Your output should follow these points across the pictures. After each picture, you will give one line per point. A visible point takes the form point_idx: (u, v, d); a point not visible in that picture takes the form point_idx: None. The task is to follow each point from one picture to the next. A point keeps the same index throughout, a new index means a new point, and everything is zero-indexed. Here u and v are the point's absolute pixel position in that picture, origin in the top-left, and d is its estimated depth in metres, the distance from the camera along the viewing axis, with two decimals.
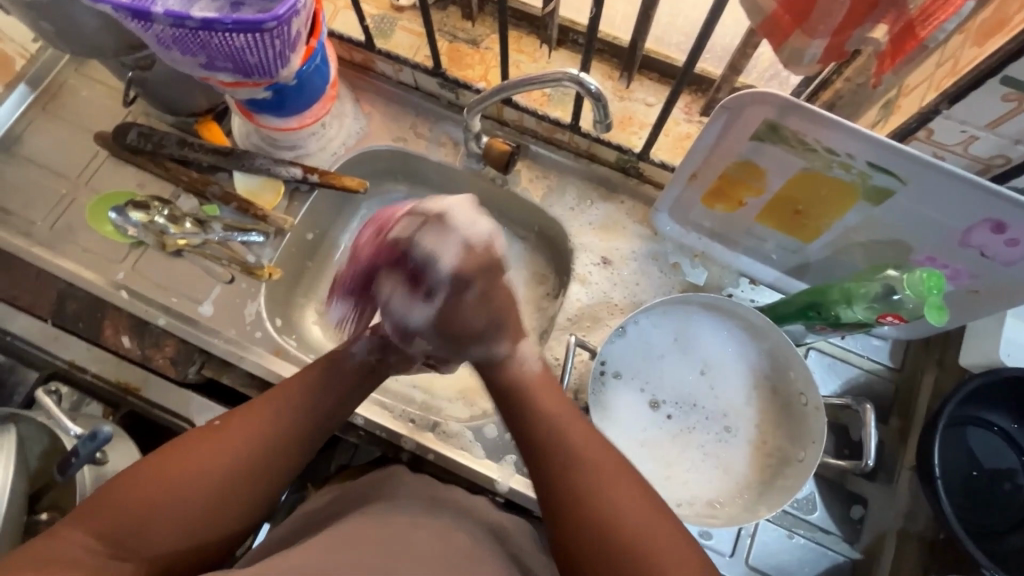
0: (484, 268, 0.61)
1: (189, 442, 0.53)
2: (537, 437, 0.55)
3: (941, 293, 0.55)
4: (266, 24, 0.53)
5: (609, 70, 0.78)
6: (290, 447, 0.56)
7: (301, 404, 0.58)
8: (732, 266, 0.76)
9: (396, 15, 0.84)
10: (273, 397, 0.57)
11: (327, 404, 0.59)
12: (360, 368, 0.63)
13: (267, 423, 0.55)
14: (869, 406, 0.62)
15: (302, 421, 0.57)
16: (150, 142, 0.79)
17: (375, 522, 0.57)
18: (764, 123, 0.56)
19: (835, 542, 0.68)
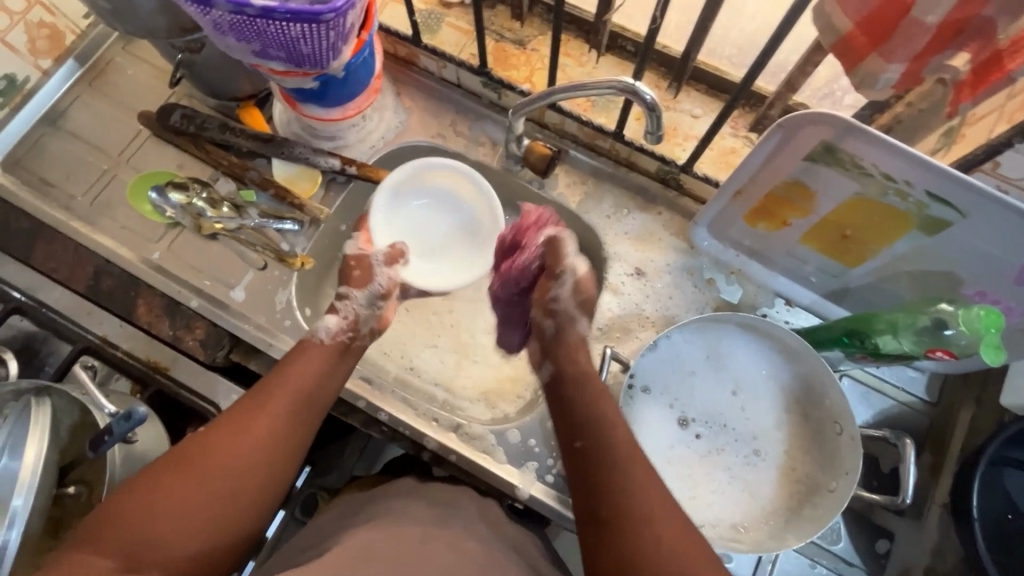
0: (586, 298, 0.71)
1: (186, 446, 0.53)
2: (595, 446, 0.54)
3: (999, 331, 0.53)
4: (324, 15, 0.52)
5: (657, 79, 0.77)
6: (287, 429, 0.58)
7: (289, 388, 0.60)
8: (768, 286, 0.75)
9: (444, 11, 0.84)
10: (257, 390, 0.59)
11: (314, 385, 0.62)
12: (333, 348, 0.66)
13: (259, 411, 0.57)
14: (910, 440, 0.61)
15: (294, 403, 0.59)
16: (192, 125, 0.79)
17: (388, 536, 0.58)
18: (821, 143, 0.55)
19: None
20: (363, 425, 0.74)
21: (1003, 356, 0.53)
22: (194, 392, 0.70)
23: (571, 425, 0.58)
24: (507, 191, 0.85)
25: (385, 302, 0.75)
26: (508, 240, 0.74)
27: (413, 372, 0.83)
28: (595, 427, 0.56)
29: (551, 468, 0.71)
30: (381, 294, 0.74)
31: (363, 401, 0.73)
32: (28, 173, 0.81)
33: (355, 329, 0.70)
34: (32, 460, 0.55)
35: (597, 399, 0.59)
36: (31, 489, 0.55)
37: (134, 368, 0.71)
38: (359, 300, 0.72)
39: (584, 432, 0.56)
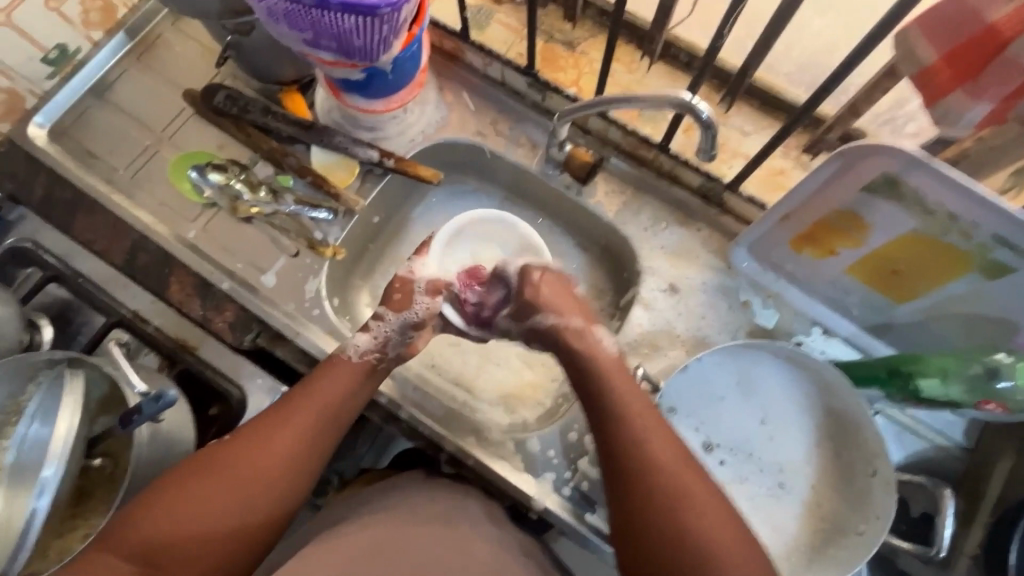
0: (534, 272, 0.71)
1: (206, 457, 0.55)
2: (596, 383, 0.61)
3: None
4: (380, 10, 0.51)
5: (707, 92, 0.75)
6: (305, 451, 0.58)
7: (310, 407, 0.60)
8: (806, 313, 0.72)
9: (495, 7, 0.83)
10: (284, 406, 0.60)
11: (338, 404, 0.61)
12: (360, 367, 0.64)
13: (282, 431, 0.58)
14: (947, 491, 0.59)
15: (316, 425, 0.59)
16: (235, 106, 0.79)
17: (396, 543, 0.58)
18: (883, 175, 0.52)
19: None
20: (382, 420, 0.75)
21: None
22: (219, 372, 0.71)
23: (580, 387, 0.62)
24: (542, 195, 0.84)
25: (415, 334, 0.70)
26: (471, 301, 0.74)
27: (434, 370, 0.83)
28: (598, 389, 0.60)
29: (567, 480, 0.70)
30: (415, 323, 0.70)
31: (386, 396, 0.73)
32: (74, 144, 0.82)
33: (383, 352, 0.67)
34: (64, 433, 0.56)
35: (607, 363, 0.62)
36: (61, 459, 0.56)
37: (163, 346, 0.73)
38: (392, 326, 0.69)
39: (588, 399, 0.61)
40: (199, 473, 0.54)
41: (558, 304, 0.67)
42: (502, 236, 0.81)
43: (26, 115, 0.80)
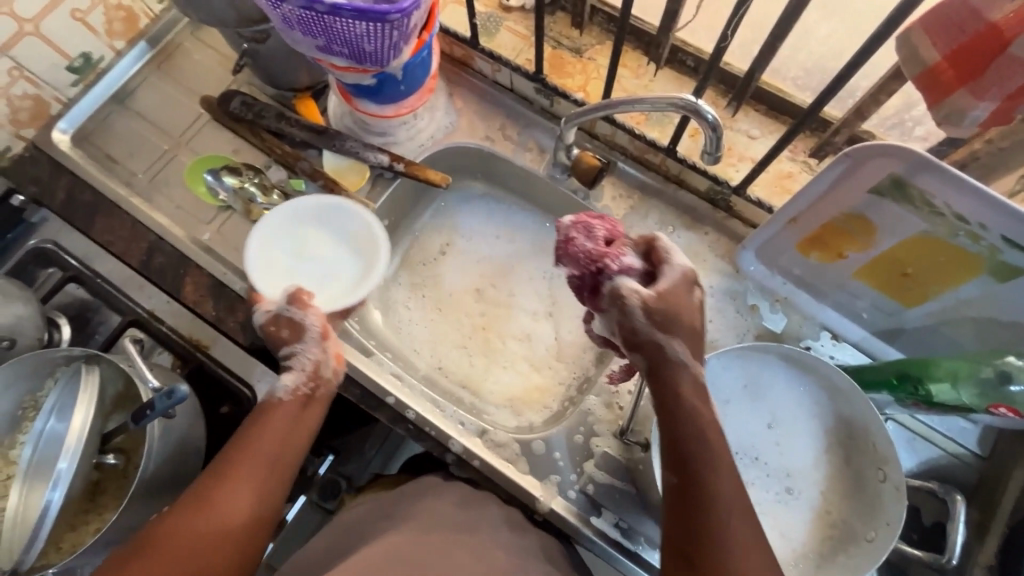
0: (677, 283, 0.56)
1: (148, 535, 0.50)
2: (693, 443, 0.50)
3: None
4: (390, 15, 0.53)
5: (713, 97, 0.75)
6: (260, 520, 0.53)
7: (257, 459, 0.55)
8: (815, 318, 0.72)
9: (503, 15, 0.84)
10: (219, 477, 0.53)
11: (282, 456, 0.57)
12: (295, 404, 0.60)
13: (231, 507, 0.52)
14: (960, 497, 0.59)
15: (263, 485, 0.54)
16: (251, 112, 0.82)
17: (416, 541, 0.59)
18: (889, 177, 0.52)
19: None
20: (390, 422, 0.72)
21: None
22: (231, 371, 0.74)
23: (672, 450, 0.51)
24: (550, 199, 0.85)
25: (328, 342, 0.65)
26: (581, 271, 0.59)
27: (442, 372, 0.84)
28: (702, 454, 0.50)
29: (573, 483, 0.70)
30: (321, 333, 0.65)
31: (393, 397, 0.72)
32: (96, 149, 0.85)
33: (317, 379, 0.63)
34: (78, 428, 0.58)
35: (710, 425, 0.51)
36: (75, 454, 0.57)
37: (178, 344, 0.74)
38: (308, 348, 0.64)
39: (692, 471, 0.49)
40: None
41: (693, 339, 0.55)
42: (328, 217, 0.78)
43: (50, 121, 0.83)
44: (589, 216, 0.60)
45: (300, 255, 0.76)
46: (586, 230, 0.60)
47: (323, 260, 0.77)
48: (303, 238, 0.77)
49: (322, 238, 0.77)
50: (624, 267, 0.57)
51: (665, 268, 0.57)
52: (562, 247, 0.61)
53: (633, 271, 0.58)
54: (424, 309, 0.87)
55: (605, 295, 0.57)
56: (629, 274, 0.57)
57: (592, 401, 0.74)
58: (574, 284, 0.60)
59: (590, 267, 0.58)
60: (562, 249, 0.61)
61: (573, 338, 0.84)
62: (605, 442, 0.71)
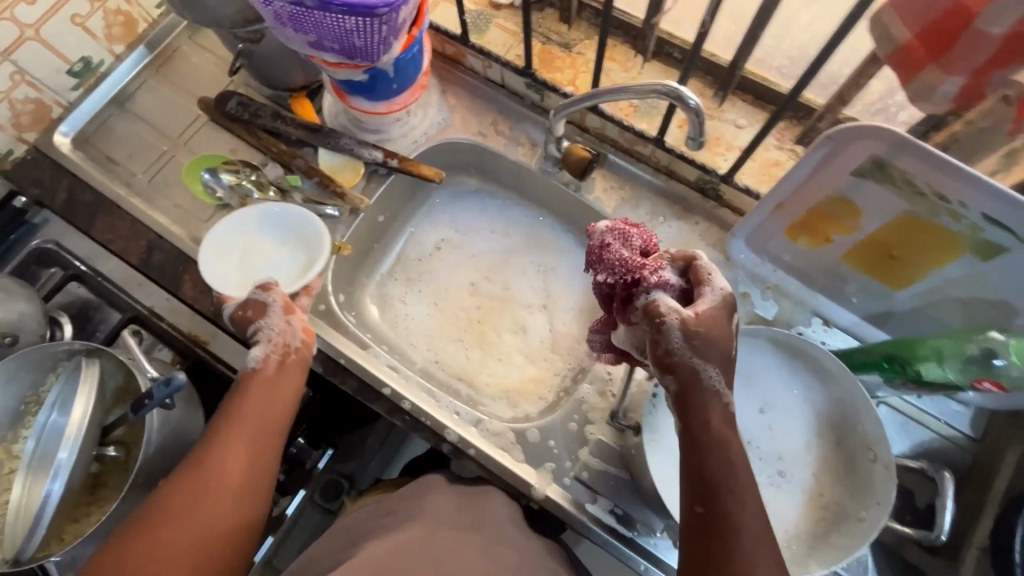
0: (717, 308, 0.53)
1: (149, 509, 0.53)
2: (712, 469, 0.49)
3: None
4: (378, 9, 0.54)
5: (699, 88, 0.77)
6: (250, 480, 0.56)
7: (245, 428, 0.58)
8: (806, 304, 0.72)
9: (493, 12, 0.85)
10: (205, 445, 0.57)
11: (264, 420, 0.60)
12: (272, 372, 0.63)
13: (220, 469, 0.55)
14: (949, 475, 0.59)
15: (253, 451, 0.58)
16: (247, 111, 0.83)
17: (423, 536, 0.59)
18: (870, 158, 0.53)
19: None
20: (386, 413, 0.73)
21: None
22: (231, 367, 0.76)
23: (696, 479, 0.50)
24: (543, 193, 0.87)
25: (293, 315, 0.67)
26: (613, 280, 0.55)
27: (438, 365, 0.84)
28: (730, 486, 0.49)
29: (568, 470, 0.71)
30: (286, 306, 0.67)
31: (389, 388, 0.73)
32: (96, 151, 0.86)
33: (287, 348, 0.65)
34: (79, 418, 0.59)
35: (738, 458, 0.50)
36: (76, 443, 0.59)
37: (178, 341, 0.75)
38: (273, 322, 0.66)
39: (717, 501, 0.49)
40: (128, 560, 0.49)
41: (726, 365, 0.52)
42: (265, 219, 0.77)
43: (52, 124, 0.84)
44: (627, 224, 0.57)
45: (248, 266, 0.75)
46: (623, 238, 0.57)
47: (272, 261, 0.76)
48: (248, 245, 0.76)
49: (269, 245, 0.77)
50: (662, 280, 0.53)
51: (705, 289, 0.53)
52: (595, 252, 0.57)
53: (669, 288, 0.54)
54: (420, 303, 0.88)
55: (638, 308, 0.53)
56: (664, 290, 0.54)
57: (586, 389, 0.75)
58: (603, 292, 0.56)
59: (625, 277, 0.54)
60: (595, 255, 0.57)
61: (568, 330, 0.85)
62: (599, 429, 0.72)
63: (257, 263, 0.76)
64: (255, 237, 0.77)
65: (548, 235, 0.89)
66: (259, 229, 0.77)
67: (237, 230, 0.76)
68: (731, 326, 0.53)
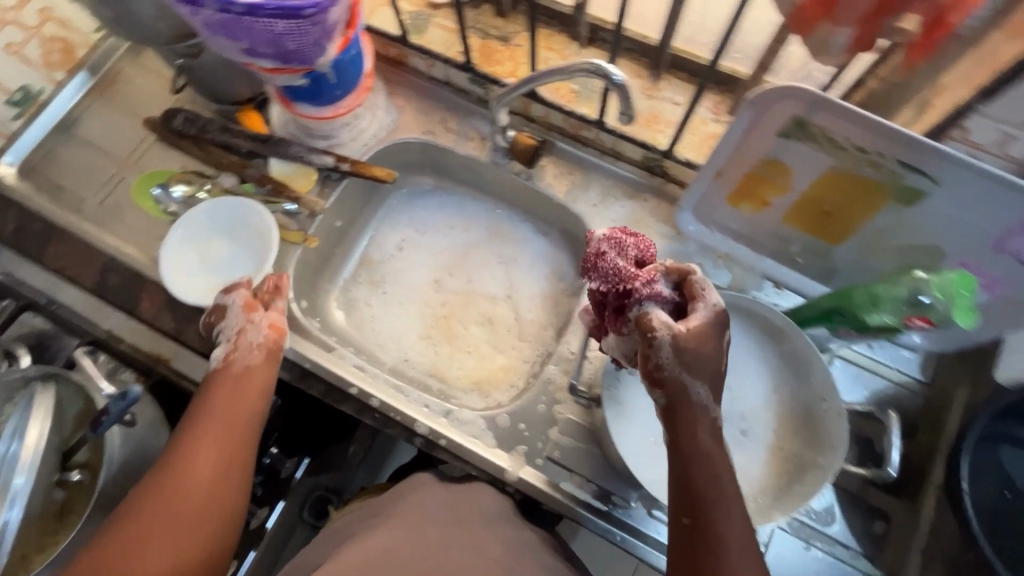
0: (711, 326, 0.53)
1: (126, 512, 0.54)
2: (699, 481, 0.51)
3: (971, 295, 0.55)
4: (305, 10, 0.55)
5: (636, 70, 0.79)
6: (223, 476, 0.58)
7: (213, 423, 0.60)
8: (756, 268, 0.75)
9: (431, 12, 0.87)
10: (176, 445, 0.58)
11: (235, 417, 0.61)
12: (236, 370, 0.64)
13: (192, 467, 0.57)
14: (894, 414, 0.62)
15: (222, 445, 0.59)
16: (194, 127, 0.83)
17: (412, 533, 0.61)
18: (791, 119, 0.56)
19: (854, 558, 0.66)
20: (356, 412, 0.74)
21: (976, 318, 0.56)
22: (195, 381, 0.76)
23: (684, 493, 0.52)
24: (497, 185, 0.88)
25: (256, 313, 0.68)
26: (608, 289, 0.56)
27: (409, 364, 0.85)
28: (715, 498, 0.51)
29: (540, 451, 0.72)
30: (249, 305, 0.68)
31: (356, 388, 0.73)
32: (43, 179, 0.85)
33: (242, 345, 0.66)
34: (35, 444, 0.58)
35: (723, 469, 0.52)
36: (31, 470, 0.58)
37: (140, 361, 0.76)
38: (233, 321, 0.67)
39: (703, 512, 0.50)
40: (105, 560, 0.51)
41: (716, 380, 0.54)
42: (214, 219, 0.81)
43: None
44: (624, 232, 0.57)
45: (205, 267, 0.80)
46: (619, 247, 0.57)
47: (226, 259, 0.80)
48: (203, 247, 0.81)
49: (220, 243, 0.81)
50: (654, 293, 0.54)
51: (698, 304, 0.54)
52: (590, 258, 0.57)
53: (662, 300, 0.55)
54: (386, 304, 0.88)
55: (630, 319, 0.54)
56: (658, 304, 0.54)
57: (551, 370, 0.76)
58: (597, 299, 0.57)
59: (619, 286, 0.54)
60: (590, 261, 0.57)
61: (533, 317, 0.86)
62: (568, 407, 0.74)
63: (214, 263, 0.80)
64: (209, 239, 0.81)
65: (506, 226, 0.90)
66: (211, 230, 0.81)
67: (188, 235, 0.80)
68: (722, 342, 0.54)
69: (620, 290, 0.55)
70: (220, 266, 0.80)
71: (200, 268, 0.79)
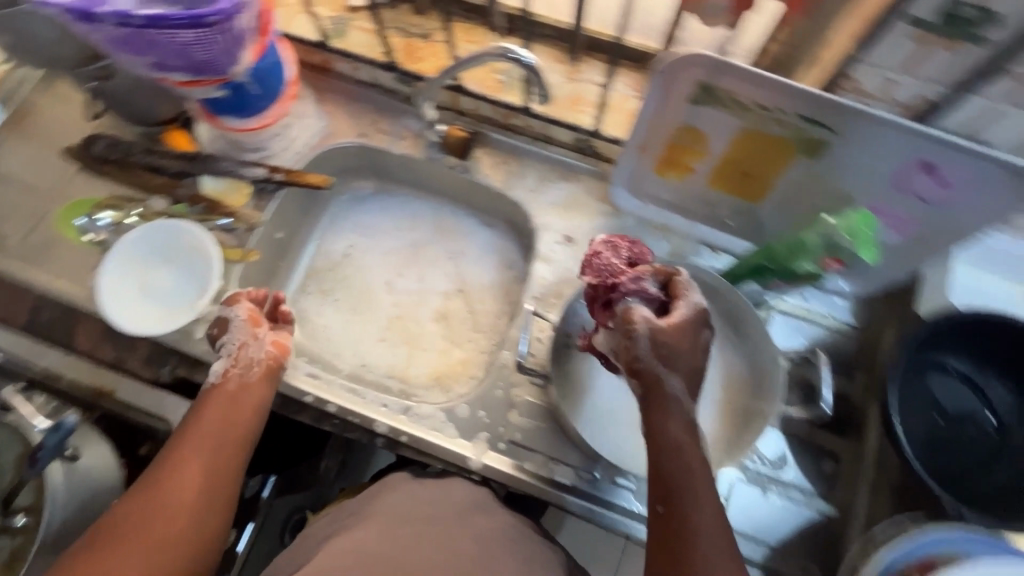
0: (691, 324, 0.55)
1: (107, 526, 0.53)
2: (670, 471, 0.53)
3: (871, 231, 0.58)
4: (209, 18, 0.55)
5: (556, 56, 0.81)
6: (209, 493, 0.57)
7: (205, 438, 0.60)
8: (692, 235, 0.77)
9: (350, 15, 0.87)
10: (164, 460, 0.58)
11: (227, 432, 0.61)
12: (229, 389, 0.64)
13: (180, 480, 0.56)
14: (822, 356, 0.68)
15: (212, 459, 0.59)
16: (117, 151, 0.81)
17: (389, 530, 0.60)
18: (697, 86, 0.58)
19: (809, 499, 0.69)
20: (314, 421, 0.74)
21: (877, 253, 0.60)
22: (141, 409, 0.74)
23: (658, 483, 0.53)
24: (436, 181, 0.89)
25: (258, 329, 0.69)
26: (597, 284, 0.58)
27: (366, 368, 0.84)
28: (688, 487, 0.52)
29: (501, 436, 0.72)
30: (250, 319, 0.69)
31: (312, 396, 0.73)
32: None
33: (243, 362, 0.67)
34: None
35: (694, 460, 0.53)
36: None
37: (80, 396, 0.74)
38: (235, 335, 0.68)
39: (676, 501, 0.52)
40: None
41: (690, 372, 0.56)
42: (145, 246, 0.78)
43: None
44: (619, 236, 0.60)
45: (143, 295, 0.77)
46: (614, 249, 0.60)
47: (166, 283, 0.78)
48: (139, 275, 0.78)
49: (157, 269, 0.79)
50: (640, 289, 0.56)
51: (680, 302, 0.56)
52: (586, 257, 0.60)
53: (647, 299, 0.57)
54: (336, 310, 0.86)
55: (614, 312, 0.56)
56: (642, 301, 0.57)
57: (506, 356, 0.77)
58: (589, 295, 0.60)
59: (607, 280, 0.57)
60: (586, 259, 0.60)
61: (486, 307, 0.87)
62: (525, 390, 0.75)
63: (152, 290, 0.78)
64: (144, 266, 0.78)
65: (449, 217, 0.90)
66: (144, 258, 0.78)
67: (121, 266, 0.77)
68: (704, 340, 0.56)
69: (608, 284, 0.57)
70: (160, 292, 0.78)
71: (138, 296, 0.77)
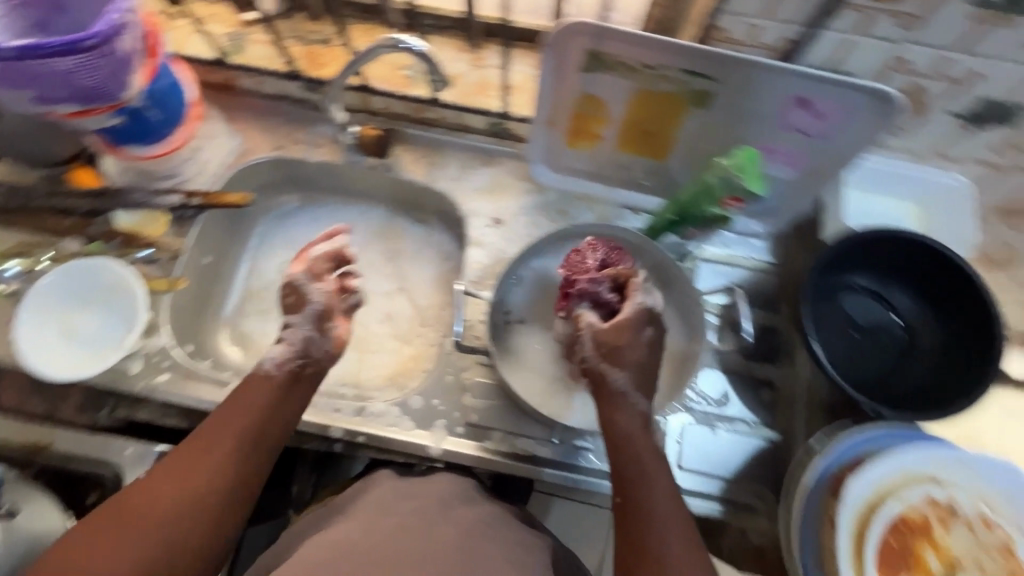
0: (636, 326, 0.65)
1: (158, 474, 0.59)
2: (625, 464, 0.62)
3: (758, 165, 0.64)
4: (87, 42, 0.54)
5: (454, 53, 0.85)
6: (239, 458, 0.62)
7: (245, 411, 0.65)
8: (612, 200, 0.81)
9: (245, 30, 0.86)
10: (209, 424, 0.64)
11: (251, 436, 0.63)
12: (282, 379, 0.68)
13: (218, 444, 0.62)
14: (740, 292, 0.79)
15: (247, 432, 0.63)
16: (18, 198, 0.78)
17: (370, 522, 0.60)
18: (584, 54, 0.63)
19: (754, 428, 0.78)
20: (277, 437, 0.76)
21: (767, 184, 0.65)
22: (84, 457, 0.71)
23: (615, 478, 0.62)
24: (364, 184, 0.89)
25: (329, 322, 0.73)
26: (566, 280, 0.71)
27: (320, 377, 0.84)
28: (640, 476, 0.61)
29: (460, 420, 0.74)
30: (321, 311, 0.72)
31: None
32: None
33: (307, 357, 0.70)
34: None
35: (643, 452, 0.62)
36: None
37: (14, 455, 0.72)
38: (303, 324, 0.72)
39: (630, 490, 0.60)
40: (87, 562, 0.53)
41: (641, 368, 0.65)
42: (65, 290, 0.77)
43: None
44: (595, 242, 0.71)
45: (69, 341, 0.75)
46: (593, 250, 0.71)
47: (92, 325, 0.77)
48: (63, 322, 0.76)
49: (80, 313, 0.77)
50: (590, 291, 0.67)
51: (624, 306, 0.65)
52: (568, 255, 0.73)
53: (598, 302, 0.68)
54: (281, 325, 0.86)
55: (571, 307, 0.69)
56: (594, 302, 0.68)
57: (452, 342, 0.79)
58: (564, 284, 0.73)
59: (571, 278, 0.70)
60: (568, 256, 0.73)
61: (430, 299, 0.88)
62: (476, 371, 0.77)
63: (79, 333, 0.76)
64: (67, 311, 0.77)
65: (374, 210, 0.91)
66: (64, 302, 0.77)
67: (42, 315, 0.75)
68: (649, 339, 0.65)
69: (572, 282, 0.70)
70: (87, 335, 0.76)
71: (66, 342, 0.75)
